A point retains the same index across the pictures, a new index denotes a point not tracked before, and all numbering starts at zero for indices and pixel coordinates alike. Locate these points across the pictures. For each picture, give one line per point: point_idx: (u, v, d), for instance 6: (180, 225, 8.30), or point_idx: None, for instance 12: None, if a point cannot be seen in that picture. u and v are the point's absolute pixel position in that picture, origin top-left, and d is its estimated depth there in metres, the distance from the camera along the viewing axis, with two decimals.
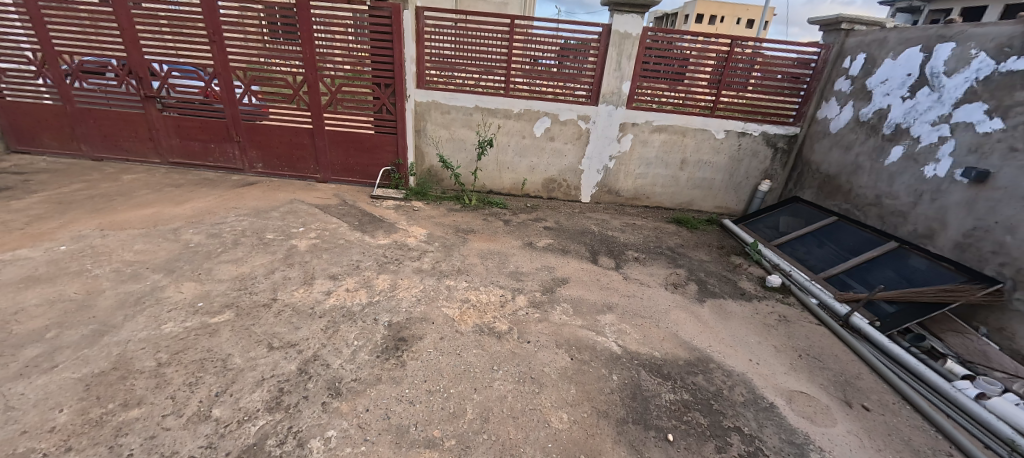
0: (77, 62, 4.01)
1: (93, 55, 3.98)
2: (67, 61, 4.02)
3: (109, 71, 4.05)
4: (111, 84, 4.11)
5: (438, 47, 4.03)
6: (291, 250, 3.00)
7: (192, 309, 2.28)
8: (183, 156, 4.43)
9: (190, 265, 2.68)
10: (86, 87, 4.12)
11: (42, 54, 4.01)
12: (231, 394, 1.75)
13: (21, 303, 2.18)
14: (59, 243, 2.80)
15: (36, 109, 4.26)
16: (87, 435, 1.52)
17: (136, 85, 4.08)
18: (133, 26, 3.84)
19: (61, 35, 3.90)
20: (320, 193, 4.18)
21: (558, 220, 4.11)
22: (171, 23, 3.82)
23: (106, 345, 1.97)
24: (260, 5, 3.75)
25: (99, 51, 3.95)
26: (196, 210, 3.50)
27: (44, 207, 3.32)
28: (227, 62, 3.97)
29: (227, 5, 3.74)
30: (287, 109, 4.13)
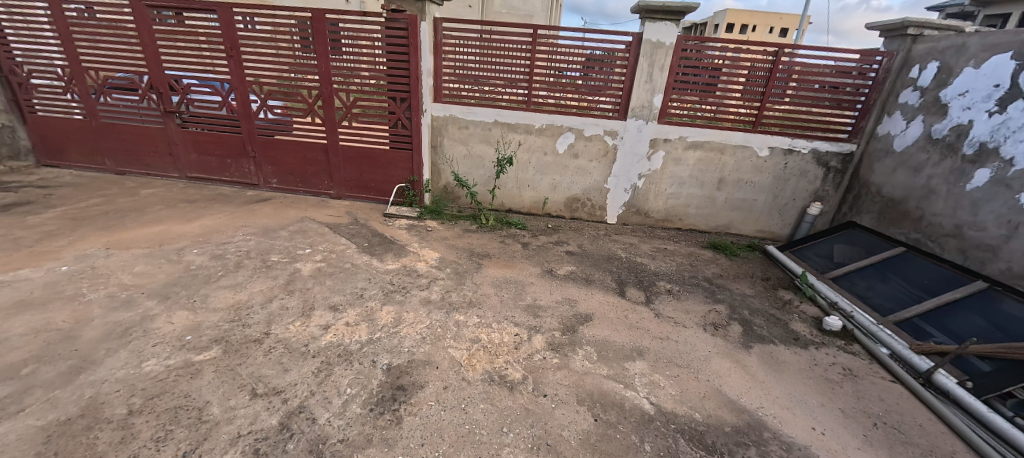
0: (103, 78, 4.06)
1: (118, 71, 4.02)
2: (94, 77, 4.08)
3: (130, 86, 4.07)
4: (133, 100, 4.13)
5: (456, 59, 3.84)
6: (294, 275, 2.82)
7: (179, 343, 2.10)
8: (201, 171, 4.41)
9: (187, 291, 2.53)
10: (111, 102, 4.16)
11: (70, 70, 4.07)
12: (200, 456, 1.53)
13: (5, 332, 2.06)
14: (62, 263, 2.71)
15: (65, 124, 4.35)
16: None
17: (156, 100, 4.08)
18: (154, 42, 3.84)
19: (89, 52, 3.96)
20: (332, 210, 4.03)
21: (581, 244, 3.79)
22: (189, 39, 3.79)
23: (79, 385, 1.79)
24: (292, 20, 3.67)
25: (123, 67, 3.98)
26: (205, 228, 3.39)
27: (57, 223, 3.28)
28: (245, 77, 3.92)
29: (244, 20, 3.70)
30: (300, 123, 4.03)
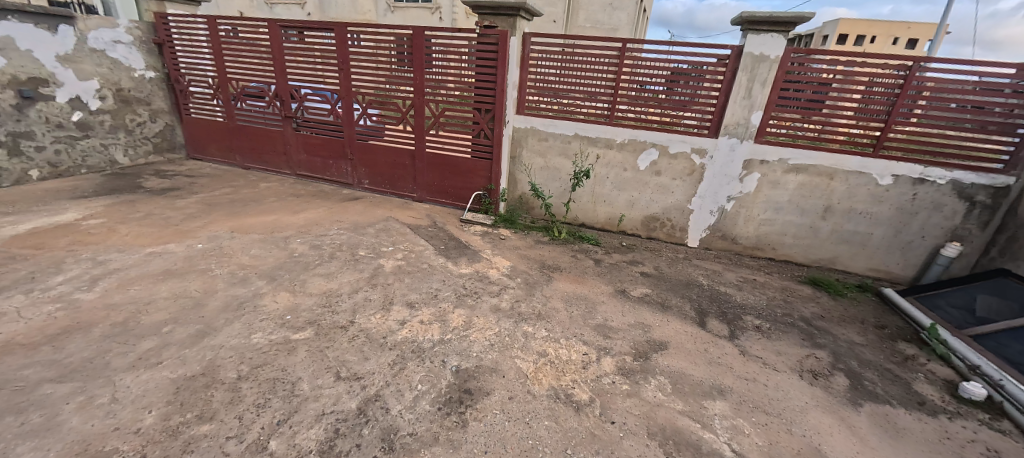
0: (241, 87, 4.80)
1: (252, 82, 4.72)
2: (235, 86, 4.85)
3: (260, 95, 4.76)
4: (261, 106, 4.82)
5: (541, 72, 3.90)
6: (377, 270, 3.03)
7: (280, 321, 2.36)
8: (307, 170, 4.99)
9: (289, 275, 2.84)
10: (246, 107, 4.91)
11: (218, 80, 4.89)
12: (290, 426, 1.71)
13: (155, 295, 2.50)
14: (198, 241, 3.22)
15: (211, 125, 5.24)
16: (160, 445, 1.58)
17: (279, 106, 4.72)
18: (281, 57, 4.46)
19: (233, 66, 4.71)
20: (414, 212, 4.30)
21: (657, 266, 3.59)
22: (309, 54, 4.33)
23: (204, 347, 2.10)
24: (392, 36, 4.03)
25: (257, 78, 4.68)
26: (306, 220, 3.82)
27: (197, 207, 3.92)
28: (351, 87, 4.37)
29: (355, 37, 4.13)
30: (394, 131, 4.38)
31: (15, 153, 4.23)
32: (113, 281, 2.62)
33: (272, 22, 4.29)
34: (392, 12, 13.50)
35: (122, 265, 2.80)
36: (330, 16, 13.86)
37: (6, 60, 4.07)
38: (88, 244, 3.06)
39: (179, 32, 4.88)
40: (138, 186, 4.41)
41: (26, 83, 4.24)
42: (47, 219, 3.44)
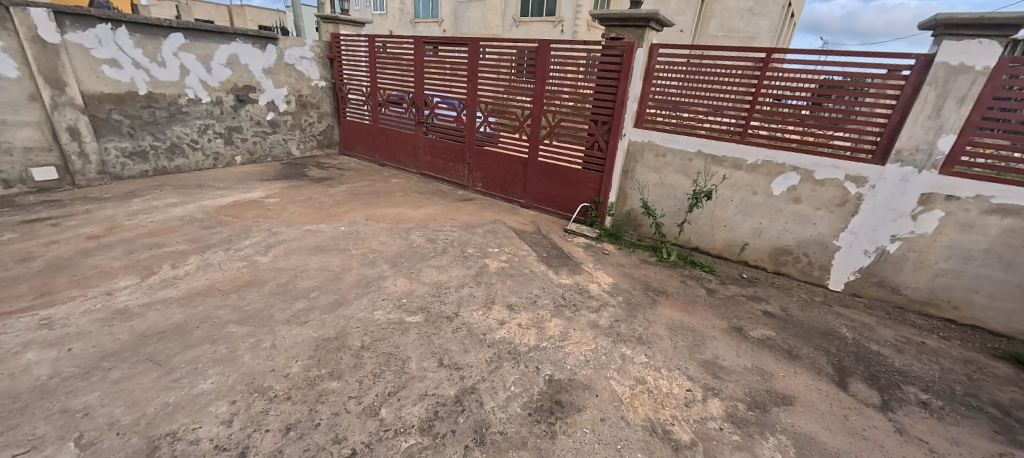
0: (387, 95, 5.60)
1: (395, 91, 5.44)
2: (382, 94, 5.67)
3: (400, 102, 5.45)
4: (400, 112, 5.52)
5: (665, 84, 3.72)
6: (483, 268, 3.23)
7: (398, 302, 2.67)
8: (430, 170, 5.54)
9: (408, 263, 3.19)
10: (388, 112, 5.70)
11: (371, 89, 5.78)
12: (398, 399, 1.94)
13: (308, 265, 3.03)
14: (341, 224, 3.82)
15: (362, 127, 6.23)
16: (300, 392, 1.95)
17: (414, 113, 5.35)
18: (420, 69, 5.06)
19: (384, 77, 5.54)
20: (520, 217, 4.47)
21: (784, 307, 3.13)
22: (445, 67, 4.83)
23: (339, 315, 2.50)
24: (514, 49, 4.28)
25: (400, 87, 5.38)
26: (424, 215, 4.25)
27: (342, 195, 4.65)
28: (477, 97, 4.73)
29: (486, 51, 4.48)
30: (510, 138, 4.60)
31: (231, 142, 5.72)
32: (279, 249, 3.25)
33: (418, 39, 4.92)
34: (517, 27, 14.31)
35: (287, 238, 3.46)
36: (463, 32, 15.41)
37: (231, 71, 5.49)
38: (267, 217, 3.84)
39: (348, 50, 5.92)
40: (302, 174, 5.42)
41: (242, 89, 5.64)
42: (242, 195, 4.43)
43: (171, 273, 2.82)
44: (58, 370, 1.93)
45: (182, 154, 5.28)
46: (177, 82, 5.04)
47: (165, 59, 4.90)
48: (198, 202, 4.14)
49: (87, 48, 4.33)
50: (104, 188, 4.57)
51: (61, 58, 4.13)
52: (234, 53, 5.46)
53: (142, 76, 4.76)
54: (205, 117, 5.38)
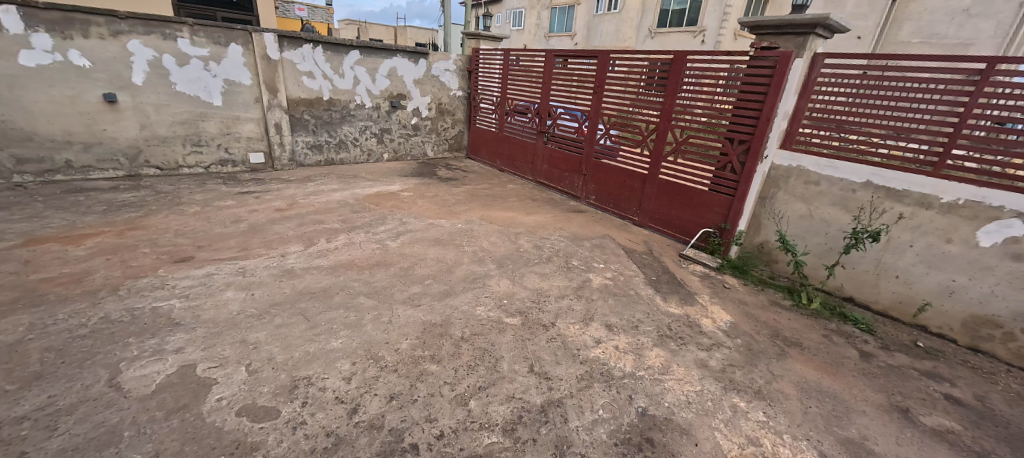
0: (515, 105, 6.06)
1: (524, 102, 5.84)
2: (511, 104, 6.15)
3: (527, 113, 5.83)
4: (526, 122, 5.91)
5: (828, 101, 3.15)
6: (585, 283, 3.24)
7: (500, 303, 2.85)
8: (545, 178, 5.79)
9: (514, 266, 3.35)
10: (514, 121, 6.16)
11: (502, 99, 6.31)
12: (487, 395, 2.02)
13: (427, 254, 3.41)
14: (459, 221, 4.20)
15: (489, 134, 6.85)
16: (405, 367, 2.17)
17: (538, 123, 5.65)
18: (549, 81, 5.35)
19: (513, 89, 6.05)
20: (631, 235, 4.32)
21: (984, 397, 2.33)
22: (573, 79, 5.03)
23: (447, 305, 2.75)
24: (646, 61, 4.23)
25: (528, 98, 5.77)
26: (532, 221, 4.39)
27: (462, 195, 5.12)
28: (601, 109, 4.77)
29: (616, 63, 4.52)
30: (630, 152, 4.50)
31: (383, 142, 6.73)
32: (406, 237, 3.71)
33: (550, 53, 5.26)
34: (652, 38, 13.86)
35: (414, 228, 3.93)
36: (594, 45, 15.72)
37: (390, 82, 6.47)
38: (400, 208, 4.43)
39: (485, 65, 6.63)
40: (432, 174, 6.14)
41: (396, 97, 6.61)
42: (383, 187, 5.19)
43: (325, 245, 3.42)
44: (244, 308, 2.51)
45: (346, 150, 6.41)
46: (350, 90, 6.12)
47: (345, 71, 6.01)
48: (352, 189, 4.99)
49: (295, 63, 5.59)
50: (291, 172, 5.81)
51: (278, 71, 5.45)
52: (394, 67, 6.42)
53: (328, 85, 5.92)
54: (366, 119, 6.44)
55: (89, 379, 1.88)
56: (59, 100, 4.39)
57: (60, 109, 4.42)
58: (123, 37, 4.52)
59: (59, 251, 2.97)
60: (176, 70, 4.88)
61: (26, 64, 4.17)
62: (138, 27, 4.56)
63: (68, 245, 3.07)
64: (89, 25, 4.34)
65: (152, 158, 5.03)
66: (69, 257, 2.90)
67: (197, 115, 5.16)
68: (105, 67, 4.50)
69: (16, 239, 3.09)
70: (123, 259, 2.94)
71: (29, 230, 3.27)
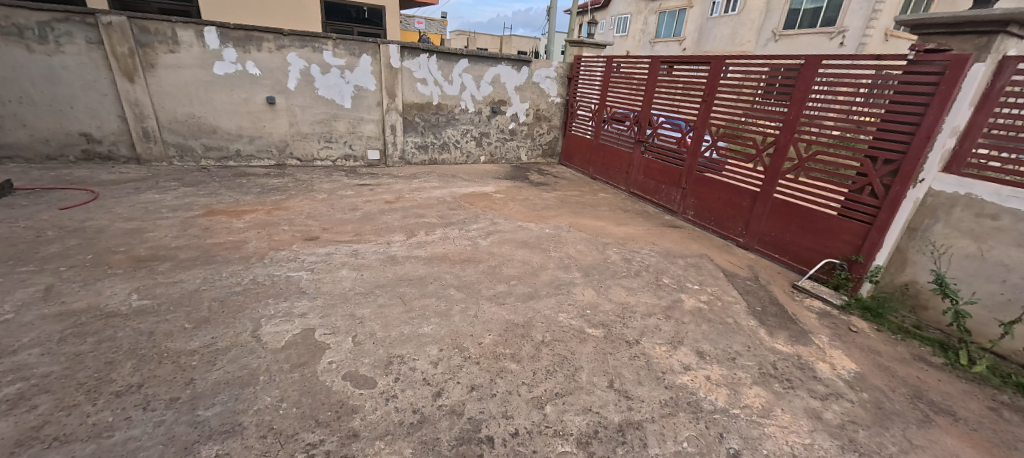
0: (613, 113, 6.00)
1: (623, 109, 5.75)
2: (609, 112, 6.11)
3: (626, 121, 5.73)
4: (624, 130, 5.81)
5: (1018, 115, 2.48)
6: (676, 302, 3.03)
7: (582, 312, 2.80)
8: (640, 189, 5.64)
9: (600, 277, 3.29)
10: (611, 129, 6.11)
11: (600, 107, 6.31)
12: (564, 402, 1.99)
13: (514, 255, 3.51)
14: (547, 226, 4.26)
15: (584, 141, 6.89)
16: (487, 361, 2.24)
17: (636, 131, 5.54)
18: (654, 89, 5.22)
19: (613, 96, 6.00)
20: (733, 258, 3.95)
21: None
22: (681, 87, 4.80)
23: (531, 307, 2.79)
24: (766, 68, 3.88)
25: (628, 106, 5.68)
26: (622, 233, 4.27)
27: (552, 201, 5.19)
28: (709, 119, 4.49)
29: (731, 70, 4.22)
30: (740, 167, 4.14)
31: (481, 145, 7.13)
32: (495, 237, 3.86)
33: (655, 59, 5.09)
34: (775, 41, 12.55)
35: (503, 229, 4.08)
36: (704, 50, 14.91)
37: (493, 89, 6.82)
38: (492, 209, 4.63)
39: (586, 71, 6.64)
40: (525, 177, 6.36)
41: (497, 103, 6.95)
42: (478, 187, 5.49)
43: (424, 237, 3.72)
44: (354, 286, 2.84)
45: (448, 151, 6.93)
46: (456, 96, 6.60)
47: (454, 78, 6.49)
48: (449, 188, 5.37)
49: (412, 71, 6.19)
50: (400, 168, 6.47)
51: (398, 79, 6.10)
52: (497, 74, 6.76)
53: (437, 91, 6.45)
54: (468, 123, 6.88)
55: (240, 328, 2.30)
56: (236, 102, 5.50)
57: (236, 109, 5.53)
58: (285, 50, 5.46)
59: (227, 222, 3.70)
60: (319, 77, 5.75)
61: (218, 73, 5.29)
62: (296, 42, 5.47)
63: (233, 218, 3.80)
64: (263, 41, 5.33)
65: (296, 151, 6.02)
66: (233, 228, 3.59)
67: (331, 116, 6.01)
68: (270, 75, 5.51)
69: (200, 210, 3.93)
70: (269, 233, 3.54)
71: (208, 204, 4.13)
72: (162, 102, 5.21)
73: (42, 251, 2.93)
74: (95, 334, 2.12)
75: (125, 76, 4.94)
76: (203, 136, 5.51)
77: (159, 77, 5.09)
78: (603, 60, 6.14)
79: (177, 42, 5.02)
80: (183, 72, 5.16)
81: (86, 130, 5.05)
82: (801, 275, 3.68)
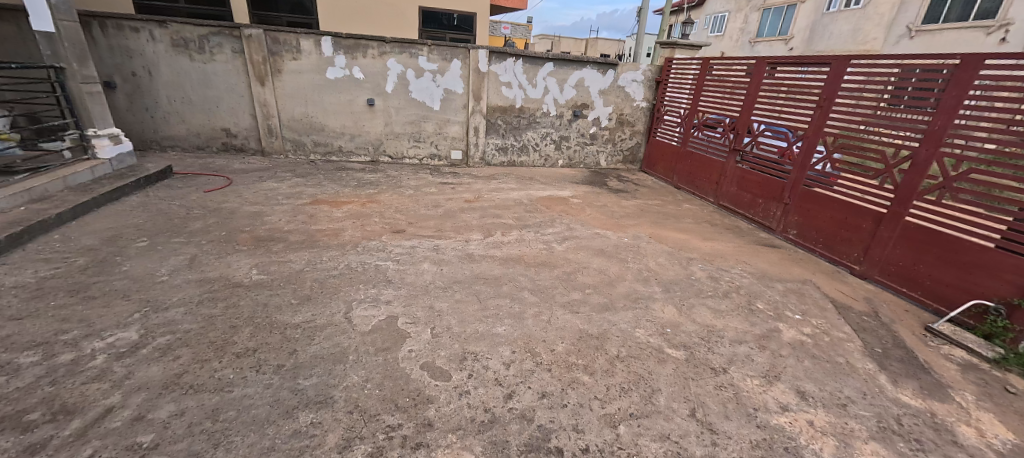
0: (705, 119, 5.61)
1: (717, 115, 5.34)
2: (700, 117, 5.72)
3: (721, 127, 5.30)
4: (718, 137, 5.38)
5: None
6: (772, 331, 2.69)
7: (662, 330, 2.61)
8: (731, 202, 5.20)
9: (682, 295, 3.05)
10: (702, 136, 5.70)
11: (690, 112, 5.94)
12: (640, 425, 1.85)
13: (590, 263, 3.41)
14: (626, 235, 4.08)
15: (669, 148, 6.54)
16: (559, 370, 2.18)
17: (731, 139, 5.11)
18: (755, 93, 4.75)
19: (706, 101, 5.59)
20: (846, 287, 3.43)
21: None
22: (790, 91, 4.30)
23: (606, 319, 2.67)
24: (901, 68, 3.31)
25: (722, 111, 5.26)
26: (712, 249, 3.94)
27: (631, 209, 4.98)
28: (822, 127, 3.96)
29: (855, 72, 3.68)
30: (861, 183, 3.58)
31: (560, 148, 7.09)
32: (571, 243, 3.79)
33: (761, 59, 4.62)
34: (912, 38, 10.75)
35: (580, 235, 3.99)
36: (816, 49, 13.29)
37: (576, 92, 6.74)
38: (569, 214, 4.57)
39: (678, 73, 6.25)
40: (603, 183, 6.20)
41: (578, 106, 6.85)
42: (555, 191, 5.45)
43: (501, 238, 3.78)
44: (434, 280, 2.96)
45: (527, 154, 7.00)
46: (539, 99, 6.65)
47: (538, 82, 6.54)
48: (526, 190, 5.42)
49: (498, 75, 6.36)
50: (479, 169, 6.68)
51: (485, 82, 6.32)
52: (582, 77, 6.67)
53: (521, 94, 6.55)
54: (549, 126, 6.88)
55: (335, 308, 2.52)
56: (341, 104, 6.11)
57: (341, 110, 6.15)
58: (386, 56, 5.94)
59: (329, 211, 4.11)
60: (413, 80, 6.16)
61: (329, 77, 5.93)
62: (396, 48, 5.92)
63: (333, 208, 4.21)
64: (368, 48, 5.86)
65: (388, 149, 6.52)
66: (334, 217, 3.98)
67: (420, 117, 6.41)
68: (372, 79, 6.04)
69: (307, 199, 4.42)
70: (363, 224, 3.86)
71: (314, 194, 4.63)
72: (282, 103, 5.98)
73: (191, 226, 3.51)
74: (223, 300, 2.48)
75: (257, 81, 5.76)
76: (312, 134, 6.22)
77: (282, 81, 5.85)
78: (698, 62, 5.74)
79: (299, 50, 5.72)
80: (300, 77, 5.87)
81: (225, 126, 5.99)
82: (938, 317, 3.05)
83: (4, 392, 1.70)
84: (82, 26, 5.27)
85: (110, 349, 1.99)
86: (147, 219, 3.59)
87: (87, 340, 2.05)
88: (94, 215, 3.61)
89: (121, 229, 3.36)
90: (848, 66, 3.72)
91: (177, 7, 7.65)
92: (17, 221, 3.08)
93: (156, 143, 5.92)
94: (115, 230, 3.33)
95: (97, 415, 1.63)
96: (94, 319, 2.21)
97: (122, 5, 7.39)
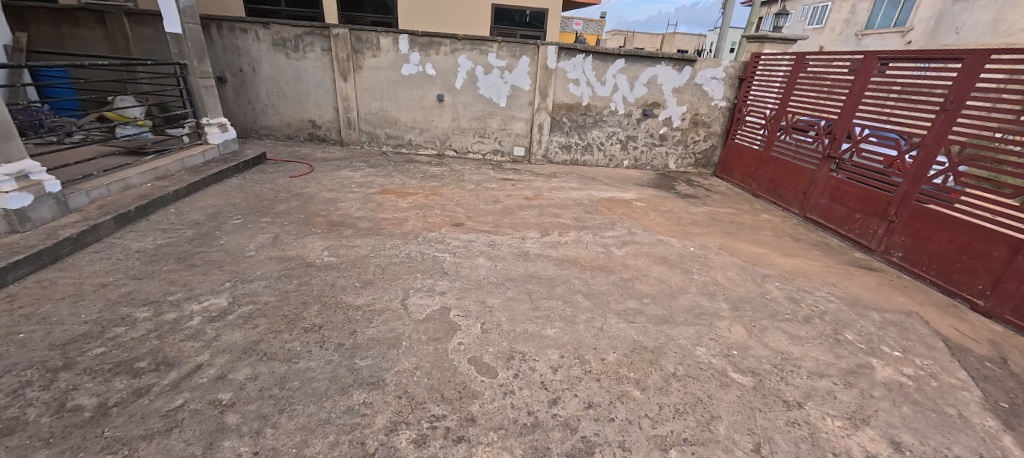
0: (794, 120, 5.03)
1: (811, 117, 4.75)
2: (789, 119, 5.14)
3: (815, 131, 4.70)
4: (809, 141, 4.78)
5: None
6: (864, 368, 2.32)
7: (726, 351, 2.37)
8: (821, 216, 4.61)
9: (754, 315, 2.75)
10: (789, 139, 5.13)
11: (777, 112, 5.36)
12: (693, 453, 1.69)
13: (650, 271, 3.22)
14: (692, 244, 3.80)
15: (749, 152, 5.98)
16: (608, 380, 2.07)
17: (826, 144, 4.53)
18: (860, 92, 4.13)
19: (798, 100, 5.00)
20: (967, 326, 2.85)
21: None
22: (906, 90, 3.67)
23: (662, 332, 2.50)
24: None
25: (817, 113, 4.67)
26: (793, 267, 3.51)
27: (700, 216, 4.61)
28: (944, 134, 3.33)
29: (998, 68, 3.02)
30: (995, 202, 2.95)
31: (626, 149, 6.80)
32: (631, 248, 3.60)
33: (871, 54, 3.99)
34: None
35: (641, 241, 3.78)
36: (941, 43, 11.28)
37: (647, 90, 6.40)
38: (630, 217, 4.35)
39: (766, 70, 5.64)
40: (672, 187, 5.83)
41: (649, 105, 6.50)
42: (618, 193, 5.24)
43: (557, 237, 3.72)
44: (488, 275, 2.98)
45: (591, 153, 6.81)
46: (607, 97, 6.41)
47: (607, 79, 6.31)
48: (587, 190, 5.27)
49: (566, 72, 6.25)
50: (541, 166, 6.65)
51: (551, 79, 6.25)
52: (655, 74, 6.31)
53: (589, 92, 6.37)
54: (615, 126, 6.62)
55: (393, 294, 2.64)
56: (412, 99, 6.41)
57: (411, 105, 6.45)
58: (457, 53, 6.11)
59: (395, 201, 4.33)
60: (482, 77, 6.27)
61: (404, 74, 6.24)
62: (467, 45, 6.06)
63: (399, 198, 4.43)
64: (441, 45, 6.06)
65: (453, 143, 6.72)
66: (399, 206, 4.18)
67: (485, 113, 6.52)
68: (442, 76, 6.25)
69: (377, 188, 4.70)
70: (425, 215, 4.01)
71: (383, 183, 4.91)
72: (361, 97, 6.42)
73: (277, 207, 3.91)
74: (297, 278, 2.71)
75: (340, 76, 6.24)
76: (385, 127, 6.61)
77: (362, 76, 6.27)
78: (791, 57, 5.12)
79: (379, 48, 6.10)
80: (378, 73, 6.26)
81: (311, 117, 6.57)
82: None
83: (123, 340, 2.01)
84: (203, 29, 6.08)
85: (204, 312, 2.27)
86: (242, 199, 4.06)
87: (189, 301, 2.37)
88: (202, 194, 4.17)
89: (221, 207, 3.84)
90: (988, 62, 3.08)
91: (280, 10, 8.57)
92: (145, 195, 3.64)
93: (255, 131, 6.70)
94: (217, 207, 3.81)
95: (189, 369, 1.86)
96: (194, 284, 2.55)
97: (237, 9, 8.44)
